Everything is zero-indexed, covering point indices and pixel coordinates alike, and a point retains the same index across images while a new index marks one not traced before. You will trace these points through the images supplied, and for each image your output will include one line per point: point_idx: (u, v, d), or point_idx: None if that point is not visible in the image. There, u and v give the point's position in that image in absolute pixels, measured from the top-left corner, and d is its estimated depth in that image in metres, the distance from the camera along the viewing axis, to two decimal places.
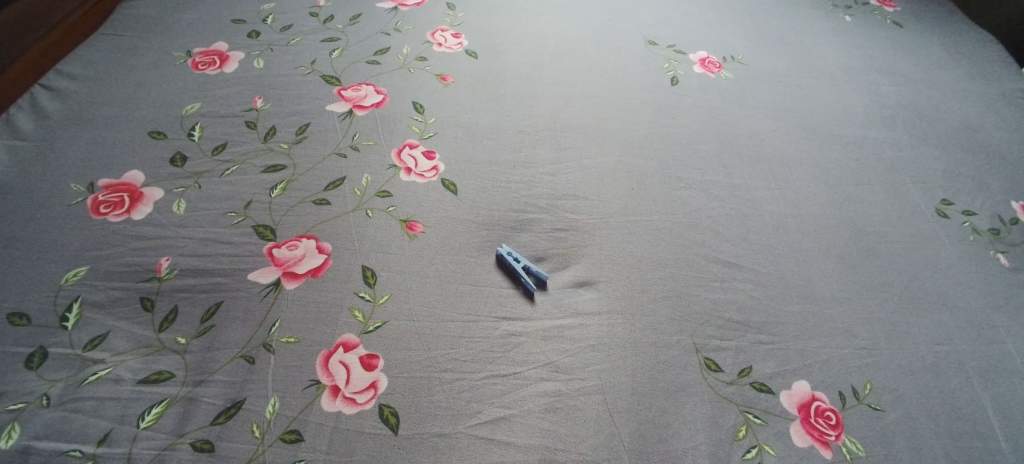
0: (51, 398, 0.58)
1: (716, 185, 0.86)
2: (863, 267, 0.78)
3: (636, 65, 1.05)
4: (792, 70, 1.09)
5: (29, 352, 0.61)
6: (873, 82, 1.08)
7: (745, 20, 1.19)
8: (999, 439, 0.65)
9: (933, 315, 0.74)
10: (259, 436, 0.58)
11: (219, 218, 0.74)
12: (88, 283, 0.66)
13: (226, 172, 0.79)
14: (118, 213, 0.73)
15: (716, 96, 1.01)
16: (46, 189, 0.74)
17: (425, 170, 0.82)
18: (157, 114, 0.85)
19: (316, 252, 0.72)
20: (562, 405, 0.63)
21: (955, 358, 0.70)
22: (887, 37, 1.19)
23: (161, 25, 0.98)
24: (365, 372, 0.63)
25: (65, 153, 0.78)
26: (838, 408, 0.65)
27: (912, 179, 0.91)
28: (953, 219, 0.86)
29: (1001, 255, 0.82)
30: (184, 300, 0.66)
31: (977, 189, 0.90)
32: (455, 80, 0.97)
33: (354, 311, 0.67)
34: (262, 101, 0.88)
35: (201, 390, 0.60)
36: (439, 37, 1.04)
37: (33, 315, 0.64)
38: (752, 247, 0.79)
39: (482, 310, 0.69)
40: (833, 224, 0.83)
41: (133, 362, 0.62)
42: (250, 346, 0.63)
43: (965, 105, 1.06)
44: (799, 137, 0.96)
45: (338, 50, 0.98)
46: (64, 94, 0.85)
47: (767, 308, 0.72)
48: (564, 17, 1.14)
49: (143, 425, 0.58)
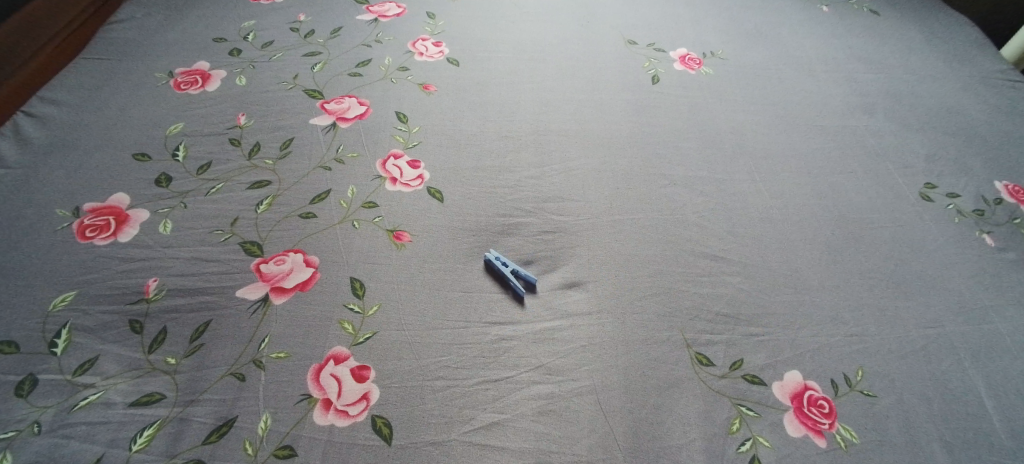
0: (42, 425, 0.58)
1: (701, 181, 0.86)
2: (851, 254, 0.79)
3: (616, 65, 1.06)
4: (772, 62, 1.09)
5: (19, 380, 0.61)
6: (853, 70, 1.09)
7: (724, 16, 1.20)
8: (992, 419, 0.65)
9: (922, 299, 0.74)
10: (252, 453, 0.58)
11: (206, 236, 0.74)
12: (75, 307, 0.66)
13: (211, 190, 0.79)
14: (104, 237, 0.73)
15: (697, 92, 1.01)
16: (31, 216, 0.74)
17: (410, 179, 0.82)
18: (141, 135, 0.85)
19: (304, 266, 0.72)
20: (555, 407, 0.63)
21: (945, 340, 0.71)
22: (865, 26, 1.20)
23: (143, 47, 0.99)
24: (356, 383, 0.63)
25: (50, 178, 0.78)
26: (831, 396, 0.65)
27: (896, 165, 0.91)
28: (938, 202, 0.86)
29: (988, 236, 0.82)
30: (173, 320, 0.66)
31: (960, 171, 0.91)
32: (438, 88, 0.97)
33: (343, 323, 0.67)
34: (245, 118, 0.89)
35: (192, 409, 0.60)
36: (419, 46, 1.04)
37: (21, 343, 0.63)
38: (739, 240, 0.79)
39: (471, 316, 0.69)
40: (818, 213, 0.84)
41: (124, 385, 0.61)
42: (240, 363, 0.63)
43: (945, 88, 1.06)
44: (782, 128, 0.96)
45: (320, 63, 0.99)
46: (47, 120, 0.85)
47: (756, 300, 0.73)
48: (543, 21, 1.14)
49: (135, 447, 0.58)
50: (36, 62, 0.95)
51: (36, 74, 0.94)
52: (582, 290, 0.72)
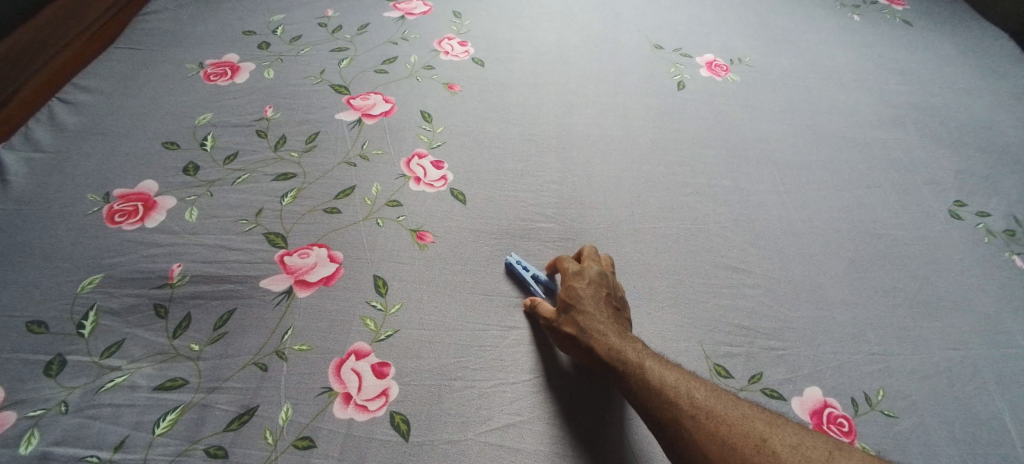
0: (69, 405, 0.60)
1: (724, 191, 0.86)
2: (875, 272, 0.78)
3: (642, 70, 1.05)
4: (800, 72, 1.08)
5: (48, 360, 0.62)
6: (882, 83, 1.07)
7: (752, 23, 1.19)
8: (1015, 445, 0.64)
9: (947, 320, 0.73)
10: (272, 443, 0.59)
11: (231, 226, 0.75)
12: (103, 290, 0.68)
13: (237, 180, 0.80)
14: (132, 222, 0.74)
15: (722, 99, 1.01)
16: (64, 199, 0.76)
17: (433, 179, 0.83)
18: (171, 124, 0.86)
19: (327, 261, 0.72)
20: (569, 411, 0.63)
21: (969, 363, 0.70)
22: (896, 37, 1.18)
23: (175, 37, 1.00)
24: (376, 379, 0.63)
25: (82, 164, 0.80)
26: (851, 414, 0.65)
27: (925, 181, 0.90)
28: (967, 220, 0.85)
29: (1018, 258, 0.81)
30: (197, 308, 0.67)
31: (991, 190, 0.89)
32: (462, 88, 0.97)
33: (365, 319, 0.68)
34: (273, 111, 0.90)
35: (215, 396, 0.61)
36: (445, 45, 1.05)
37: (51, 324, 0.65)
38: (761, 252, 0.78)
39: (491, 318, 0.69)
40: (843, 228, 0.83)
41: (149, 369, 0.63)
42: (262, 354, 0.64)
43: (978, 104, 1.05)
44: (807, 140, 0.95)
45: (347, 59, 0.99)
46: (81, 107, 0.87)
47: (776, 314, 0.72)
48: (569, 24, 1.14)
49: (158, 431, 0.59)
50: (60, 61, 0.92)
51: (58, 73, 0.91)
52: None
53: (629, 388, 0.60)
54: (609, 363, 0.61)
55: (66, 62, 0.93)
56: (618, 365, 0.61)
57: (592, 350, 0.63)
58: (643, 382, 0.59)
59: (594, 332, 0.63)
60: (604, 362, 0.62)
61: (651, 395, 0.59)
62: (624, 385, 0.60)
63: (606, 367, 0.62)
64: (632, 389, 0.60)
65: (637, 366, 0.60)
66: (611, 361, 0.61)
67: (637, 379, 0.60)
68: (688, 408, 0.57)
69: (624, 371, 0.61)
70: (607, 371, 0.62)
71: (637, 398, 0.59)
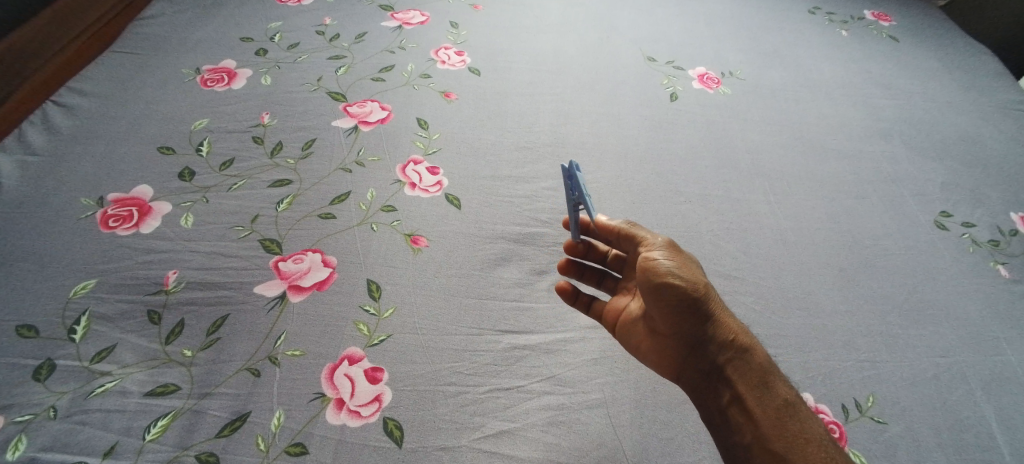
0: (58, 410, 0.59)
1: (717, 199, 0.87)
2: (864, 280, 0.79)
3: (636, 81, 1.07)
4: (791, 84, 1.10)
5: (37, 364, 0.62)
6: (870, 96, 1.09)
7: (744, 37, 1.21)
8: (1001, 450, 0.65)
9: (934, 327, 0.75)
10: (265, 449, 0.58)
11: (226, 232, 0.75)
12: (95, 295, 0.67)
13: (233, 186, 0.80)
14: (127, 227, 0.74)
15: (714, 110, 1.02)
16: (57, 203, 0.75)
17: (429, 185, 0.83)
18: (166, 130, 0.86)
19: (321, 266, 0.72)
20: (565, 419, 0.63)
21: (956, 369, 0.71)
22: (884, 52, 1.21)
23: (171, 44, 1.00)
24: (370, 385, 0.63)
25: (76, 168, 0.79)
26: (841, 420, 0.65)
27: (912, 192, 0.92)
28: (953, 230, 0.87)
29: (1002, 266, 0.82)
30: (190, 314, 0.67)
31: (976, 201, 0.91)
32: (459, 96, 0.98)
33: (359, 324, 0.68)
34: (270, 117, 0.90)
35: (206, 402, 0.61)
36: (442, 54, 1.06)
37: (41, 328, 0.64)
38: (753, 260, 0.79)
39: (484, 323, 0.69)
40: (832, 238, 0.84)
41: (140, 375, 0.62)
42: (255, 359, 0.64)
43: (962, 117, 1.07)
44: (798, 151, 0.97)
45: (344, 67, 1.00)
46: (75, 111, 0.86)
47: (767, 322, 0.73)
48: (564, 36, 1.15)
49: (148, 437, 0.58)
50: (56, 63, 0.92)
51: (56, 74, 0.91)
52: (604, 286, 0.76)
53: (766, 398, 0.62)
54: (750, 358, 0.64)
55: (61, 65, 0.92)
56: (761, 366, 0.64)
57: (727, 325, 0.65)
58: (774, 392, 0.63)
59: (739, 327, 0.65)
60: (742, 351, 0.64)
61: (790, 417, 0.61)
62: (761, 390, 0.63)
63: (741, 362, 0.64)
64: (771, 400, 0.62)
65: (779, 382, 0.64)
66: (755, 369, 0.64)
67: (778, 393, 0.63)
68: (826, 446, 0.59)
69: (762, 378, 0.63)
70: (736, 357, 0.64)
71: (769, 410, 0.62)
